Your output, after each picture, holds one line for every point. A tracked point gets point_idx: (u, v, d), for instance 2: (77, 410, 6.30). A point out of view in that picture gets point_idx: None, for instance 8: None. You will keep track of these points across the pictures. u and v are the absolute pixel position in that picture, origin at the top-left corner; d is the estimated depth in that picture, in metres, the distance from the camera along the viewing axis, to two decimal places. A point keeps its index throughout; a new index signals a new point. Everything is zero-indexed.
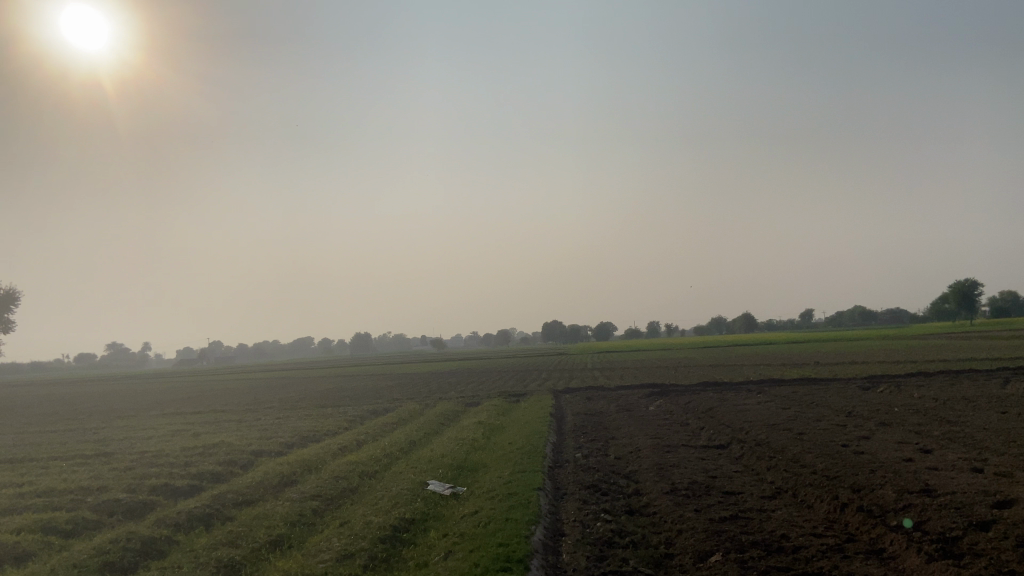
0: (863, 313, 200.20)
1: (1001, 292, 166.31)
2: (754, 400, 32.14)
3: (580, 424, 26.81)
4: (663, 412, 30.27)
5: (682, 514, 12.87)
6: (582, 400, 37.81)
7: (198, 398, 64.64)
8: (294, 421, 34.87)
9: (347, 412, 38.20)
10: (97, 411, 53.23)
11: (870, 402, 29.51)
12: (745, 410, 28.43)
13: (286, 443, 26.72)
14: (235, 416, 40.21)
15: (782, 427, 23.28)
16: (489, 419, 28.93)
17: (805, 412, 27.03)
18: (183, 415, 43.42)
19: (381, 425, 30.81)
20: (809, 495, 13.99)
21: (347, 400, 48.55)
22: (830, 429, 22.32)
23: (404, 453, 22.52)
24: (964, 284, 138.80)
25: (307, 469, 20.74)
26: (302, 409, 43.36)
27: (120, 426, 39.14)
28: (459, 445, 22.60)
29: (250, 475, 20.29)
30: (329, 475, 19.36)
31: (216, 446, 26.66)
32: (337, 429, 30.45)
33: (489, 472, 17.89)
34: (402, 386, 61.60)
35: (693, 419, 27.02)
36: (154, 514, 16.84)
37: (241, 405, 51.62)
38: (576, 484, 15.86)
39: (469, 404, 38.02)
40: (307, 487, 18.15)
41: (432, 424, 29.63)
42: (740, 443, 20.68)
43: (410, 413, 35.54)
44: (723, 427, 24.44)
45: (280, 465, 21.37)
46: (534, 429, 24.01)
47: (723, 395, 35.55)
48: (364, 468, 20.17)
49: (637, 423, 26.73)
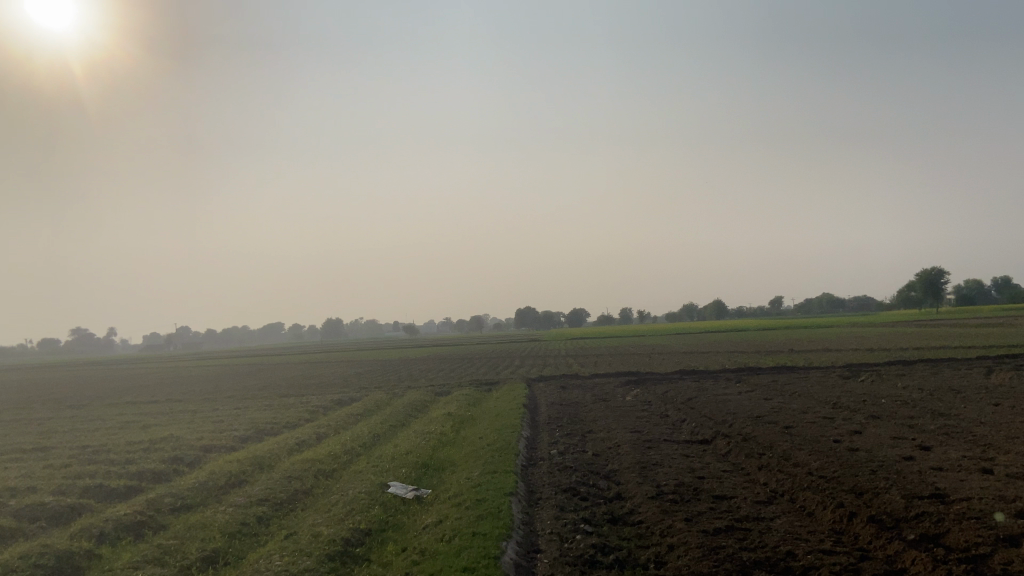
0: (832, 301, 201.99)
1: (967, 280, 168.62)
2: (734, 390, 31.11)
3: (554, 416, 25.41)
4: (641, 402, 29.01)
5: (671, 524, 11.51)
6: (557, 389, 36.47)
7: (157, 386, 62.08)
8: (252, 412, 32.93)
9: (311, 402, 36.42)
10: (49, 399, 50.64)
11: (855, 393, 28.57)
12: (726, 401, 27.30)
13: (239, 437, 24.89)
14: (191, 406, 38.07)
15: (767, 420, 22.17)
16: (459, 411, 27.36)
17: (790, 403, 25.93)
18: (137, 405, 41.15)
19: (344, 416, 29.12)
20: (809, 501, 12.69)
21: (313, 389, 46.66)
22: (819, 423, 21.23)
23: (366, 448, 20.91)
24: (931, 272, 139.94)
25: (258, 468, 18.96)
26: (263, 398, 41.40)
27: (66, 416, 36.75)
28: (426, 440, 21.03)
29: (195, 475, 18.51)
30: (281, 475, 17.67)
31: (164, 440, 24.75)
32: (297, 422, 28.65)
33: (457, 473, 16.36)
34: (371, 374, 59.76)
35: (673, 410, 25.73)
36: (79, 522, 14.97)
37: (201, 393, 49.39)
38: (551, 487, 14.38)
39: (439, 394, 36.39)
40: (256, 489, 16.44)
41: (399, 415, 28.04)
42: (726, 438, 19.43)
43: (377, 403, 33.84)
44: (706, 419, 23.24)
45: (229, 463, 19.57)
46: (506, 422, 22.52)
47: (702, 383, 34.50)
48: (321, 467, 18.48)
49: (615, 415, 25.42)
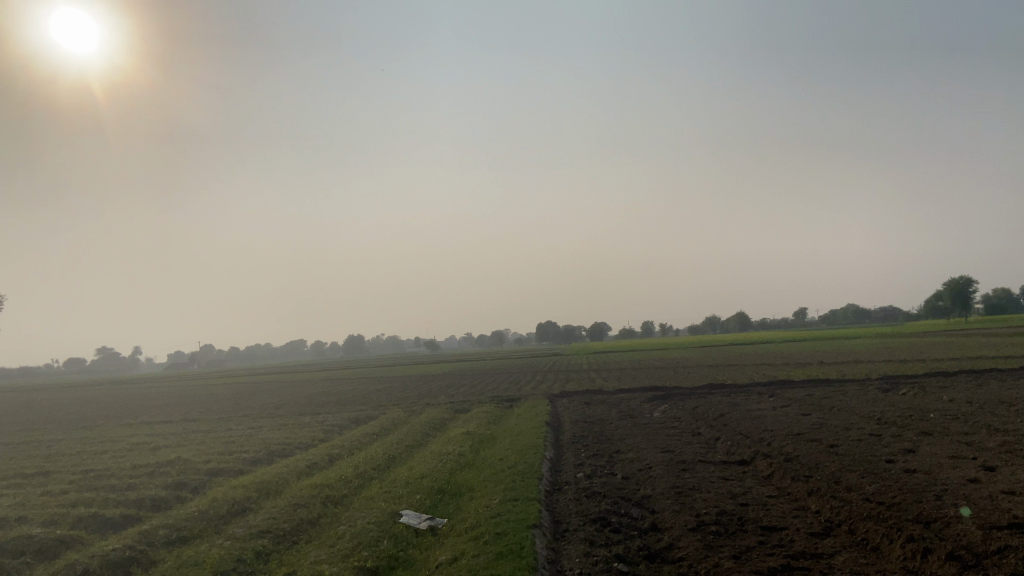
0: (858, 311, 198.06)
1: (997, 289, 164.50)
2: (767, 405, 29.48)
3: (579, 434, 24.01)
4: (670, 419, 27.49)
5: (718, 562, 10.08)
6: (580, 405, 35.06)
7: (176, 405, 61.65)
8: (264, 432, 31.90)
9: (326, 421, 35.36)
10: (67, 420, 50.26)
11: (899, 407, 26.84)
12: (761, 417, 25.74)
13: (248, 459, 23.80)
14: (205, 426, 37.15)
15: (808, 438, 20.57)
16: (478, 430, 26.00)
17: (830, 419, 24.25)
18: (152, 425, 40.45)
19: (359, 436, 27.96)
20: (872, 533, 11.17)
21: (330, 407, 45.68)
22: (867, 441, 19.61)
23: (379, 472, 19.69)
24: (959, 281, 136.50)
25: (264, 495, 17.78)
26: (279, 417, 40.47)
27: (79, 438, 36.03)
28: (442, 462, 19.73)
29: (197, 502, 17.41)
30: (287, 502, 16.49)
31: (170, 463, 23.73)
32: (310, 443, 27.56)
33: (475, 500, 15.02)
34: (388, 391, 58.71)
35: (706, 428, 24.15)
36: (65, 557, 13.88)
37: (218, 412, 48.61)
38: (578, 517, 13.00)
39: (458, 411, 35.17)
40: (258, 519, 15.22)
41: (415, 434, 26.84)
42: (766, 459, 17.89)
43: (394, 421, 32.65)
44: (742, 437, 21.69)
45: (233, 489, 18.42)
46: (527, 442, 21.17)
47: (732, 398, 32.90)
48: (329, 493, 17.25)
49: (643, 433, 23.95)
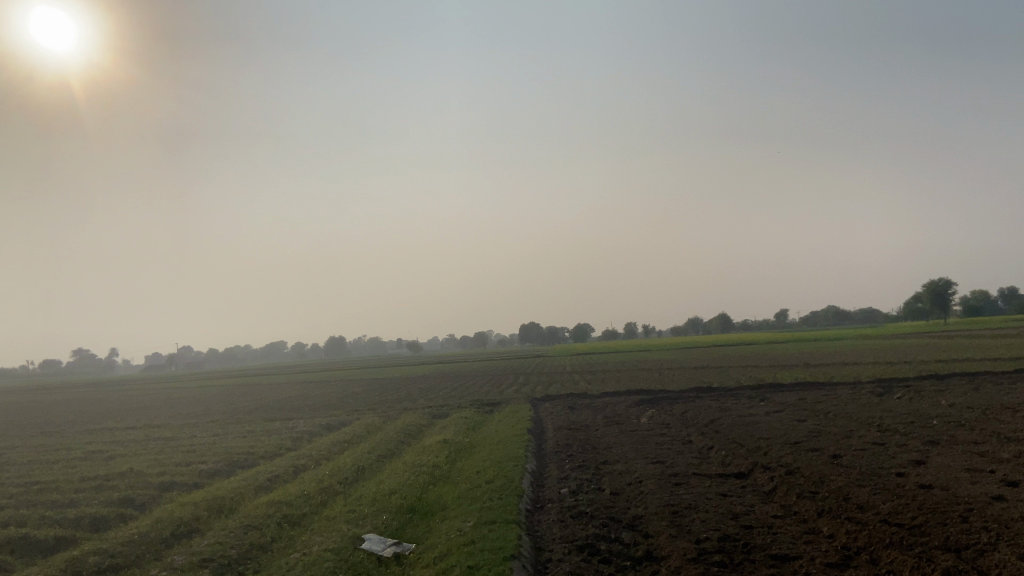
0: (838, 313, 198.75)
1: (973, 292, 165.60)
2: (760, 410, 28.20)
3: (563, 443, 22.53)
4: (658, 425, 26.10)
5: None
6: (564, 410, 33.55)
7: (146, 409, 59.40)
8: (230, 440, 30.02)
9: (296, 428, 33.52)
10: (28, 425, 47.88)
11: (898, 412, 25.64)
12: (754, 423, 24.48)
13: (207, 471, 22.00)
14: (168, 433, 35.07)
15: (808, 447, 19.29)
16: (456, 438, 24.38)
17: (827, 426, 23.02)
18: (114, 432, 38.33)
19: (329, 444, 26.21)
20: (898, 564, 9.81)
21: (303, 412, 43.76)
22: (871, 451, 18.36)
23: (345, 486, 18.06)
24: (938, 285, 136.78)
25: (216, 515, 16.00)
26: (248, 422, 38.52)
27: (31, 445, 33.77)
28: (414, 476, 18.10)
29: (140, 522, 15.63)
30: (239, 523, 14.79)
31: (120, 476, 21.81)
32: (276, 452, 25.76)
33: (447, 522, 13.43)
34: (366, 395, 56.86)
35: (697, 436, 22.74)
36: None
37: (185, 417, 46.44)
38: (563, 543, 11.53)
39: (436, 417, 33.55)
40: (203, 544, 13.50)
41: (389, 443, 25.19)
42: (766, 471, 16.53)
43: (368, 428, 30.90)
44: (737, 446, 20.35)
45: (182, 507, 16.62)
46: (508, 453, 19.63)
47: (722, 403, 31.59)
48: (287, 512, 15.56)
49: (631, 441, 22.52)
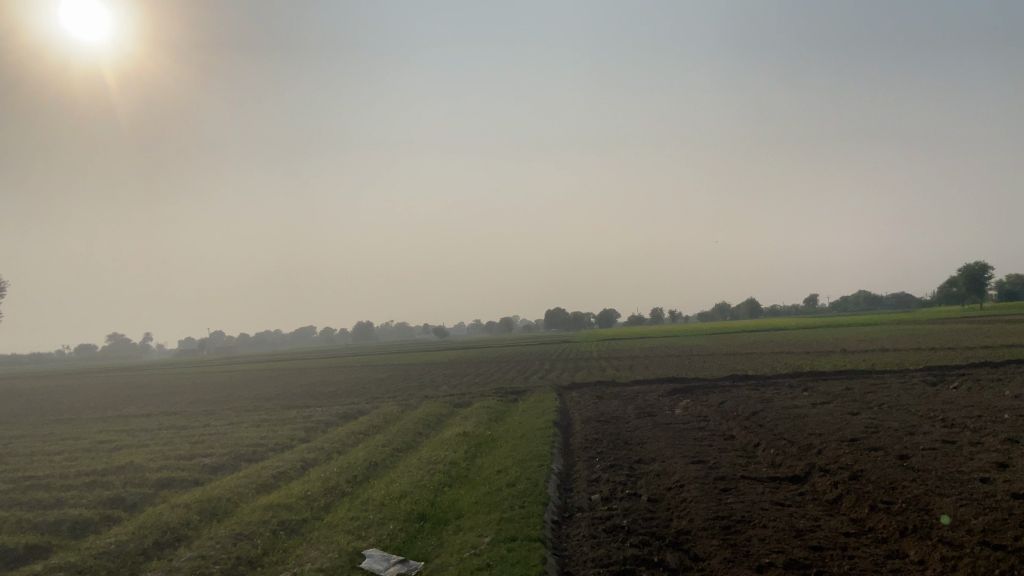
0: (870, 298, 193.86)
1: (1011, 276, 159.83)
2: (805, 401, 26.02)
3: (592, 437, 20.68)
4: (694, 418, 24.17)
5: None
6: (592, 399, 31.68)
7: (166, 395, 58.76)
8: (241, 430, 28.65)
9: (312, 417, 32.12)
10: (46, 411, 47.40)
11: (961, 404, 23.30)
12: (802, 416, 22.40)
13: (209, 466, 20.54)
14: (180, 422, 33.85)
15: (869, 446, 17.18)
16: (477, 430, 22.63)
17: (884, 420, 20.87)
18: (128, 419, 37.28)
19: (342, 436, 24.68)
20: None
21: (322, 399, 42.47)
22: (944, 451, 16.23)
23: (354, 487, 16.42)
24: (975, 267, 131.82)
25: (207, 520, 14.44)
26: (265, 410, 37.27)
27: (41, 434, 32.75)
28: (429, 475, 16.40)
29: (123, 529, 14.10)
30: (229, 531, 13.18)
31: (118, 471, 20.46)
32: (286, 444, 24.27)
33: (461, 536, 11.64)
34: (386, 381, 55.46)
35: (739, 430, 20.78)
36: None
37: (203, 405, 45.37)
38: (596, 568, 9.70)
39: (457, 407, 31.88)
40: (184, 558, 11.89)
41: (406, 435, 23.60)
42: (826, 476, 14.52)
43: (385, 417, 29.40)
44: (787, 443, 18.29)
45: (171, 510, 15.08)
46: (532, 449, 17.81)
47: (761, 393, 29.41)
48: (286, 516, 13.95)
49: (667, 436, 20.60)
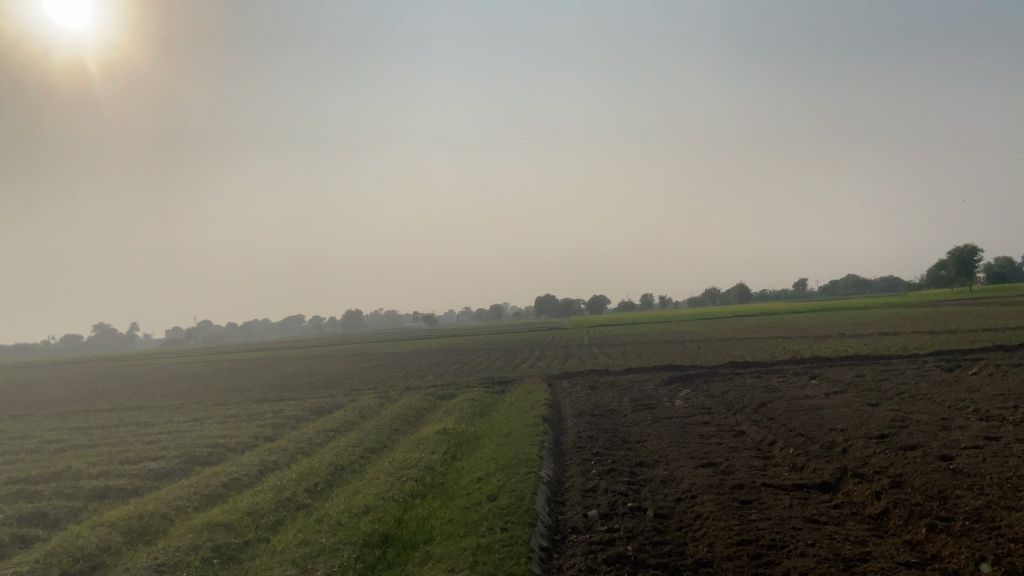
0: (859, 282, 192.53)
1: (999, 260, 158.73)
2: (815, 391, 23.95)
3: (585, 436, 18.42)
4: (697, 410, 22.02)
5: None
6: (584, 390, 29.49)
7: (140, 387, 56.04)
8: (203, 428, 26.30)
9: (284, 411, 29.79)
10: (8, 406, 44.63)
11: (989, 394, 21.18)
12: (817, 408, 20.29)
13: (157, 471, 18.23)
14: (142, 419, 31.36)
15: (903, 444, 15.05)
16: (457, 428, 20.44)
17: (910, 412, 18.77)
18: (88, 416, 34.63)
19: (311, 434, 22.41)
20: None
21: (299, 392, 40.03)
22: (990, 450, 14.13)
23: (312, 499, 14.17)
24: (963, 250, 130.04)
25: (133, 543, 12.21)
26: (236, 405, 34.88)
27: None
28: (399, 483, 14.22)
29: (27, 556, 11.80)
30: (150, 561, 10.89)
31: (51, 478, 18.06)
32: (248, 444, 21.93)
33: (428, 569, 9.45)
34: (369, 372, 53.04)
35: (749, 426, 18.65)
36: None
37: (174, 398, 42.81)
38: None
39: (440, 399, 29.65)
40: None
41: (379, 432, 21.36)
42: (862, 483, 12.39)
43: (361, 412, 27.11)
44: (807, 441, 16.11)
45: (95, 528, 12.83)
46: (519, 451, 15.60)
47: (768, 382, 27.26)
48: (225, 539, 11.72)
49: (669, 433, 18.44)
